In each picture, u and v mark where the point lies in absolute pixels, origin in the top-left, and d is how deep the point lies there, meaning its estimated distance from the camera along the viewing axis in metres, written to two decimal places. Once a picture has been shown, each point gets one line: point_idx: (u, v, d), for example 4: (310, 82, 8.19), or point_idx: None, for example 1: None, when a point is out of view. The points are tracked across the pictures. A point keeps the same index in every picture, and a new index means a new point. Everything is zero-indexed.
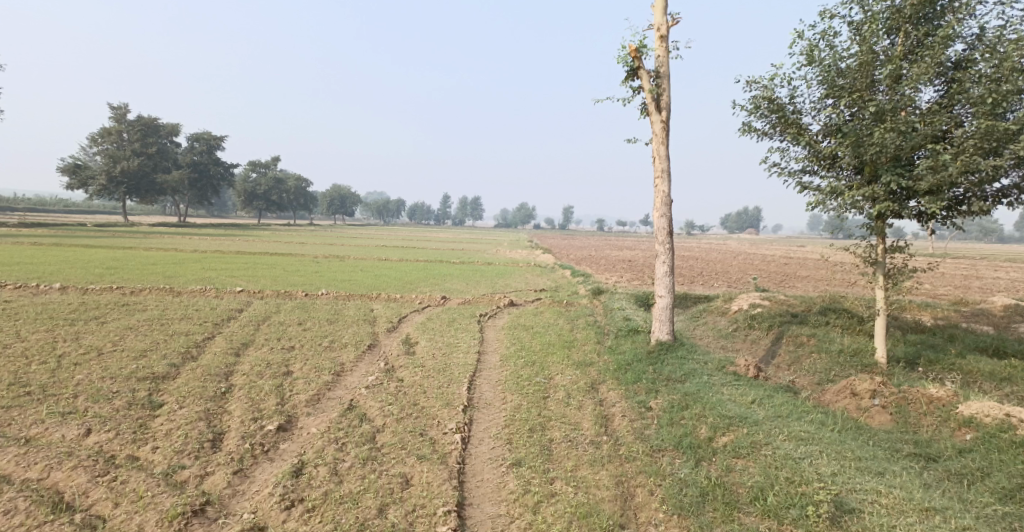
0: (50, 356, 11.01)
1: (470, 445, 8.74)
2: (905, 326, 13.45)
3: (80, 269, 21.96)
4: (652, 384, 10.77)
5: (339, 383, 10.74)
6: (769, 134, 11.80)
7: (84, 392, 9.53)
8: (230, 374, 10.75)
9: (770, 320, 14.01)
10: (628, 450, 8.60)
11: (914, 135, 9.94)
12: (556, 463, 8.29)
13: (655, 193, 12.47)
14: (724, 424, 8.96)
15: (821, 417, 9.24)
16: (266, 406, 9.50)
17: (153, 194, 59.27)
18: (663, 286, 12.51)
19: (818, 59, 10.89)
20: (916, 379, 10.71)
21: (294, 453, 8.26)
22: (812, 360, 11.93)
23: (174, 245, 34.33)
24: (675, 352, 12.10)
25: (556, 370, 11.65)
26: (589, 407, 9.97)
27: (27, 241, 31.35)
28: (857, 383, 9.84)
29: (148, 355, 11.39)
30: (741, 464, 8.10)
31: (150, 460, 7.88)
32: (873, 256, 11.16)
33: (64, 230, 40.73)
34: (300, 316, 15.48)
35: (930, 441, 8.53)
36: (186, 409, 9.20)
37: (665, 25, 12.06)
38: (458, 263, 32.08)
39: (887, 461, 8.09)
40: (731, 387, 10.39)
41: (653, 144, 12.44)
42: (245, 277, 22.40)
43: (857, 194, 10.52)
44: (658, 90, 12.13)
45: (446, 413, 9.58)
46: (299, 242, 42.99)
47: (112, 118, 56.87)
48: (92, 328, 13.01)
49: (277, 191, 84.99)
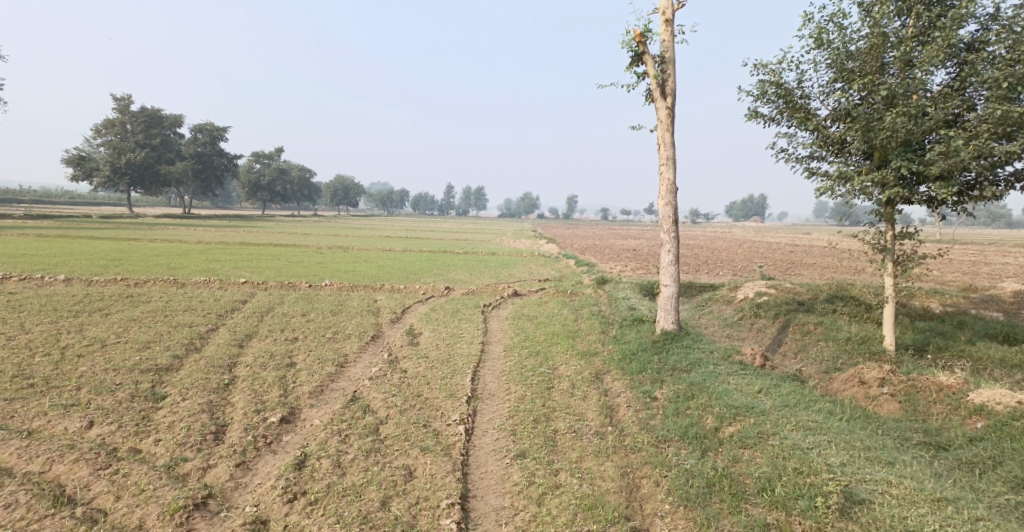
0: (54, 348, 10.99)
1: (474, 436, 8.67)
2: (913, 313, 13.32)
3: (84, 260, 21.95)
4: (657, 373, 10.68)
5: (343, 374, 10.68)
6: (776, 120, 11.64)
7: (87, 384, 9.49)
8: (233, 366, 10.70)
9: (776, 309, 13.90)
10: (633, 441, 8.52)
11: (925, 119, 9.78)
12: (561, 453, 8.22)
13: (660, 180, 12.30)
14: (731, 414, 8.88)
15: (829, 406, 9.13)
16: (270, 397, 9.45)
17: (157, 185, 59.24)
18: (668, 275, 12.38)
19: (827, 42, 10.71)
20: (925, 367, 10.58)
21: (297, 445, 8.21)
22: (819, 349, 11.82)
23: (179, 236, 34.33)
24: (681, 342, 12.00)
25: (560, 360, 11.57)
26: (594, 397, 9.89)
27: (32, 232, 31.40)
28: (865, 372, 9.73)
29: (152, 347, 11.35)
30: (748, 454, 8.01)
31: (152, 453, 7.85)
32: (882, 243, 11.05)
33: (70, 222, 40.86)
34: (304, 307, 15.44)
35: (941, 429, 8.42)
36: (189, 401, 9.16)
37: (671, 8, 11.87)
38: (463, 253, 31.97)
39: (897, 451, 7.98)
40: (738, 377, 10.29)
41: (657, 130, 12.27)
42: (249, 268, 22.35)
43: (866, 179, 10.37)
44: (663, 76, 11.94)
45: (450, 404, 9.52)
46: (303, 233, 42.96)
47: (115, 110, 56.83)
48: (96, 320, 12.98)
49: (281, 182, 84.93)
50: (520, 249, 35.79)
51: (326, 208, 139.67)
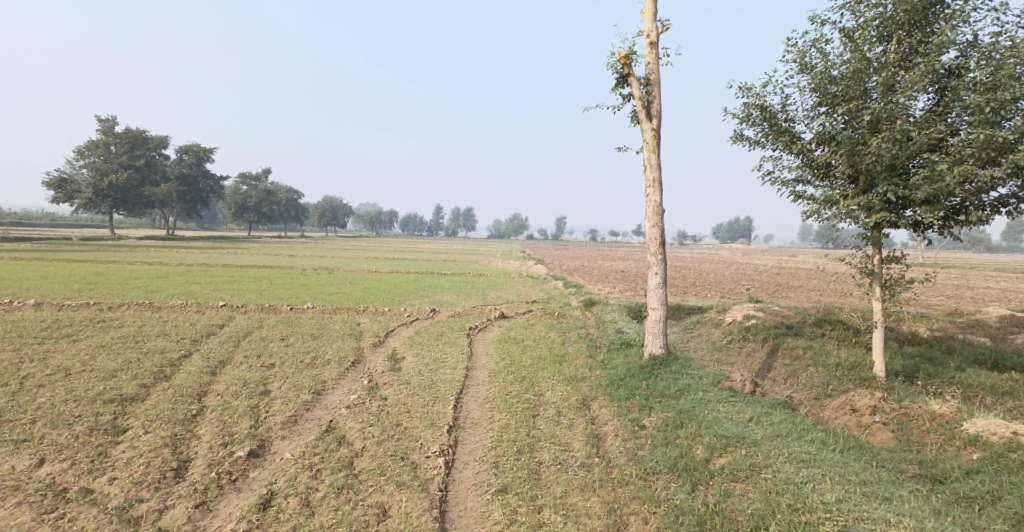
0: (13, 378, 10.46)
1: (454, 469, 8.27)
2: (902, 337, 13.12)
3: (58, 284, 21.34)
4: (645, 400, 10.35)
5: (319, 403, 10.25)
6: (761, 143, 11.49)
7: (44, 417, 9.04)
8: (204, 395, 10.24)
9: (765, 332, 13.66)
10: (620, 473, 8.15)
11: (910, 144, 9.64)
12: (543, 488, 7.85)
13: (646, 202, 12.10)
14: (721, 444, 8.56)
15: (821, 436, 8.82)
16: (239, 429, 9.02)
17: (142, 207, 58.52)
18: (656, 298, 12.11)
19: (810, 67, 10.60)
20: (916, 394, 10.34)
21: (264, 482, 7.81)
22: (809, 374, 11.54)
23: (160, 258, 33.69)
24: (668, 367, 11.68)
25: (545, 386, 11.20)
26: (579, 426, 9.53)
27: (9, 255, 30.71)
28: (857, 399, 9.47)
29: (118, 375, 10.85)
30: (740, 489, 7.70)
31: (105, 494, 7.47)
32: (869, 267, 10.83)
33: (49, 244, 40.17)
34: (283, 331, 14.98)
35: (936, 461, 8.13)
36: (152, 434, 8.72)
37: (655, 31, 11.76)
38: (450, 275, 31.53)
39: (893, 485, 7.67)
40: (728, 404, 9.98)
41: (642, 152, 12.09)
42: (230, 291, 21.81)
43: (853, 203, 10.20)
44: (648, 97, 11.80)
45: (429, 434, 9.12)
46: (288, 254, 42.44)
47: (100, 131, 56.37)
48: (63, 347, 12.46)
49: (268, 204, 84.43)
50: (508, 271, 35.43)
51: (314, 230, 138.90)
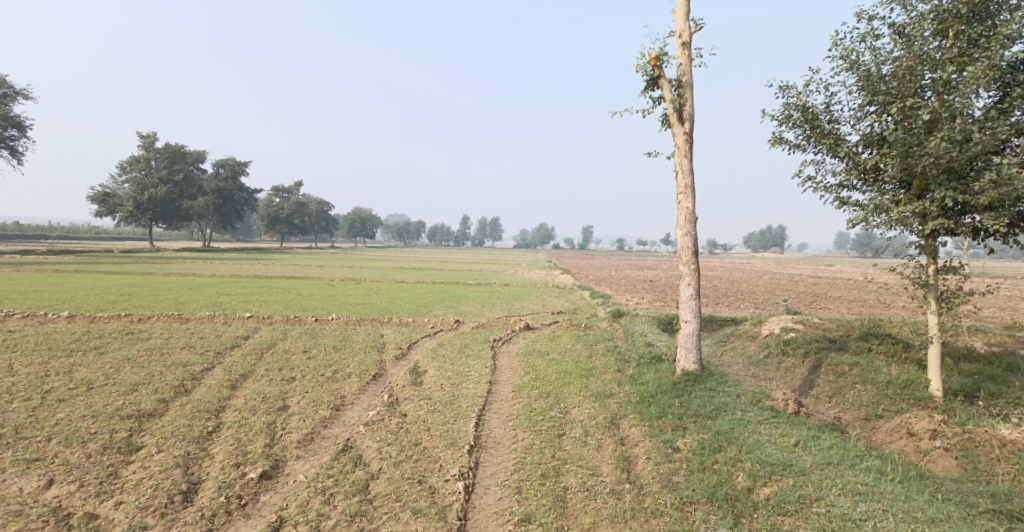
0: (36, 391, 10.23)
1: (474, 495, 7.71)
2: (956, 353, 12.18)
3: (93, 296, 21.34)
4: (679, 420, 9.67)
5: (337, 419, 9.79)
6: (802, 147, 10.79)
7: (59, 434, 8.72)
8: (221, 410, 9.85)
9: (805, 347, 12.86)
10: (654, 503, 7.49)
11: (971, 145, 8.86)
12: (571, 518, 7.25)
13: (678, 209, 11.44)
14: (765, 472, 7.86)
15: (877, 464, 8.03)
16: (253, 447, 8.59)
17: (179, 219, 59.47)
18: (688, 310, 11.44)
19: (858, 64, 9.90)
20: (978, 416, 9.52)
21: (274, 508, 7.36)
22: (857, 393, 10.74)
23: (193, 269, 33.79)
24: (703, 384, 10.97)
25: (572, 403, 10.58)
26: (609, 447, 8.90)
27: (53, 267, 31.22)
28: (913, 422, 8.69)
29: (139, 389, 10.54)
30: (789, 524, 7.01)
31: (109, 519, 7.10)
32: (923, 278, 10.04)
33: (90, 256, 41.04)
34: (306, 343, 14.62)
35: (1009, 495, 7.31)
36: (164, 454, 8.32)
37: (687, 31, 11.14)
38: (477, 284, 31.06)
39: (964, 523, 6.88)
40: (770, 426, 9.25)
41: (674, 157, 11.43)
42: (259, 302, 21.57)
43: (906, 210, 9.42)
44: (680, 100, 11.18)
45: (450, 455, 8.56)
46: (316, 264, 42.56)
47: (141, 147, 57.46)
48: (89, 360, 12.22)
49: (300, 215, 85.35)
50: (536, 280, 34.94)
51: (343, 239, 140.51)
